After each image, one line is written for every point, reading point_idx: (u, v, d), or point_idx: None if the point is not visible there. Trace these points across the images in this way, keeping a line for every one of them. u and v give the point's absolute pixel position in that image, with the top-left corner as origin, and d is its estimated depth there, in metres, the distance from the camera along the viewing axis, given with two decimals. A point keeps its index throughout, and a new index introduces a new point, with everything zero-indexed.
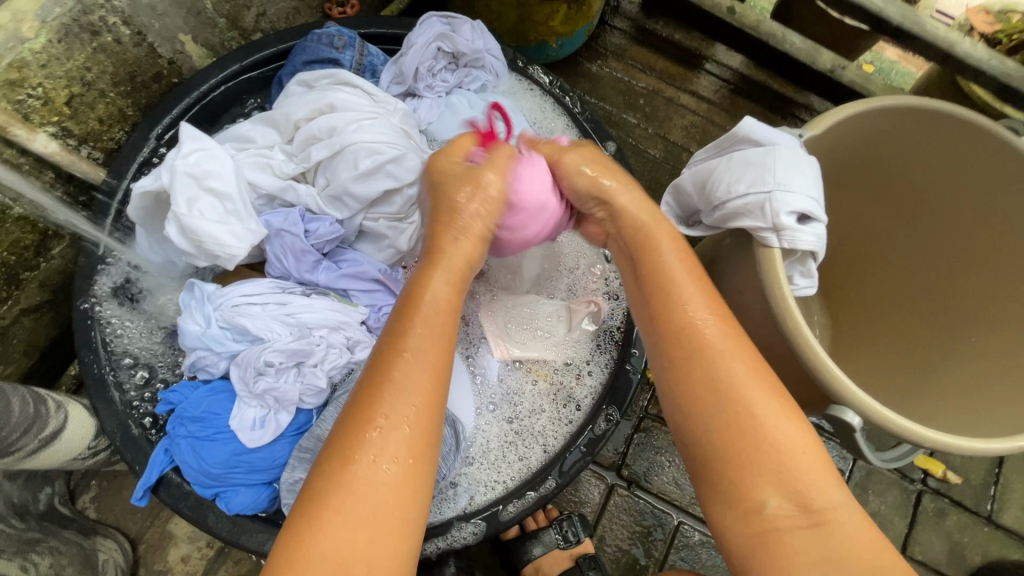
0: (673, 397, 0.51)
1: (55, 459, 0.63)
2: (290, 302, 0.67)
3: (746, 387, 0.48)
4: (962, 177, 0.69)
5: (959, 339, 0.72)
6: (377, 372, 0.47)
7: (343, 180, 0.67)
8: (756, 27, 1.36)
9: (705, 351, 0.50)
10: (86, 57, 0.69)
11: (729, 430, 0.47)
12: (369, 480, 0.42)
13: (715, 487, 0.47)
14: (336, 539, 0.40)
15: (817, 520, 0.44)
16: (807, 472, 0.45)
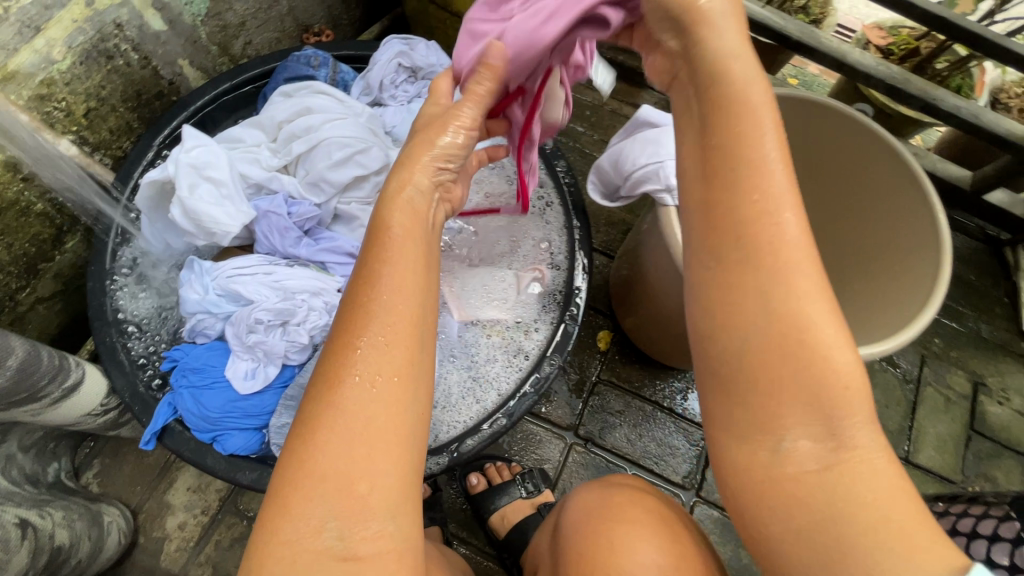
0: (702, 289, 0.44)
1: (74, 410, 0.73)
2: (276, 271, 0.79)
3: (793, 289, 0.41)
4: (842, 155, 0.86)
5: (847, 287, 0.90)
6: (357, 303, 0.44)
7: (320, 169, 0.81)
8: None
9: (758, 241, 0.42)
10: (102, 77, 0.83)
11: (765, 337, 0.41)
12: (371, 413, 0.41)
13: (736, 402, 0.43)
14: (329, 457, 0.40)
15: (835, 446, 0.41)
16: (842, 390, 0.41)
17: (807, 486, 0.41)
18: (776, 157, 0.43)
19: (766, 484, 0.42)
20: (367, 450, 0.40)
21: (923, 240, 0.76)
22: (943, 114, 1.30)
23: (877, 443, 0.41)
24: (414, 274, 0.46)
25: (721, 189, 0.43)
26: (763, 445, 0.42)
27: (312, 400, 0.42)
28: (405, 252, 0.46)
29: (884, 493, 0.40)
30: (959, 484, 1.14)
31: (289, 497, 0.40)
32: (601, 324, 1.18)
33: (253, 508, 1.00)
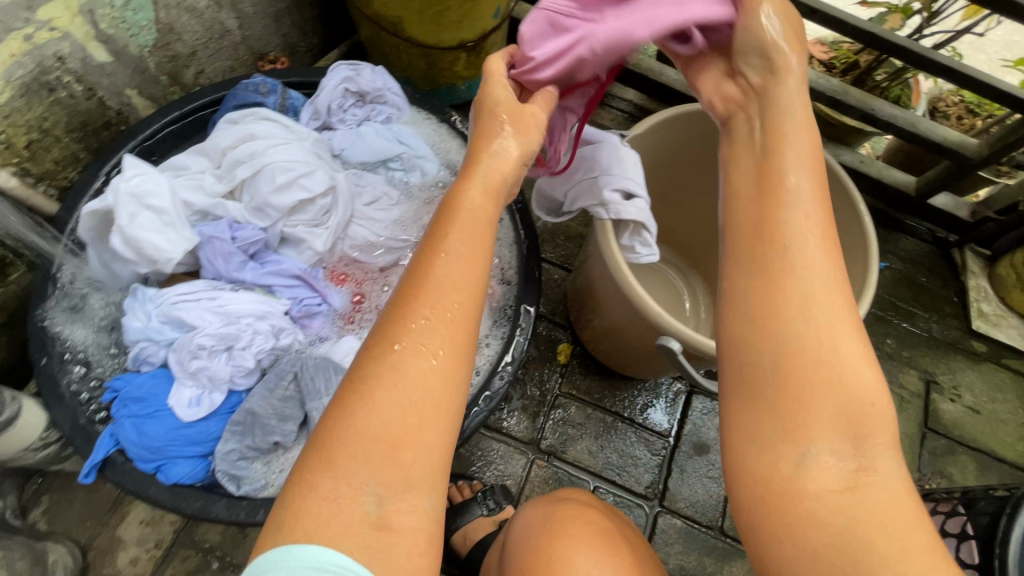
0: (739, 290, 0.45)
1: (8, 445, 0.72)
2: (220, 296, 0.79)
3: (830, 299, 0.42)
4: None
5: None
6: (424, 272, 0.47)
7: (264, 194, 0.82)
8: (636, 64, 1.60)
9: (802, 243, 0.43)
10: (44, 109, 0.83)
11: (803, 340, 0.41)
12: (423, 380, 0.44)
13: (766, 408, 0.41)
14: (383, 416, 0.42)
15: (860, 462, 0.40)
16: (875, 408, 0.41)
17: (829, 500, 0.39)
18: (807, 179, 0.46)
19: (784, 497, 0.40)
20: (423, 419, 0.43)
21: (855, 249, 0.81)
22: (882, 123, 1.36)
23: (897, 466, 0.41)
24: (475, 250, 0.50)
25: (766, 193, 0.46)
26: (784, 457, 0.40)
27: (371, 363, 0.45)
28: (467, 236, 0.50)
29: (907, 512, 0.39)
30: (917, 482, 1.17)
31: (332, 459, 0.42)
32: (560, 338, 1.19)
33: (210, 539, 0.97)
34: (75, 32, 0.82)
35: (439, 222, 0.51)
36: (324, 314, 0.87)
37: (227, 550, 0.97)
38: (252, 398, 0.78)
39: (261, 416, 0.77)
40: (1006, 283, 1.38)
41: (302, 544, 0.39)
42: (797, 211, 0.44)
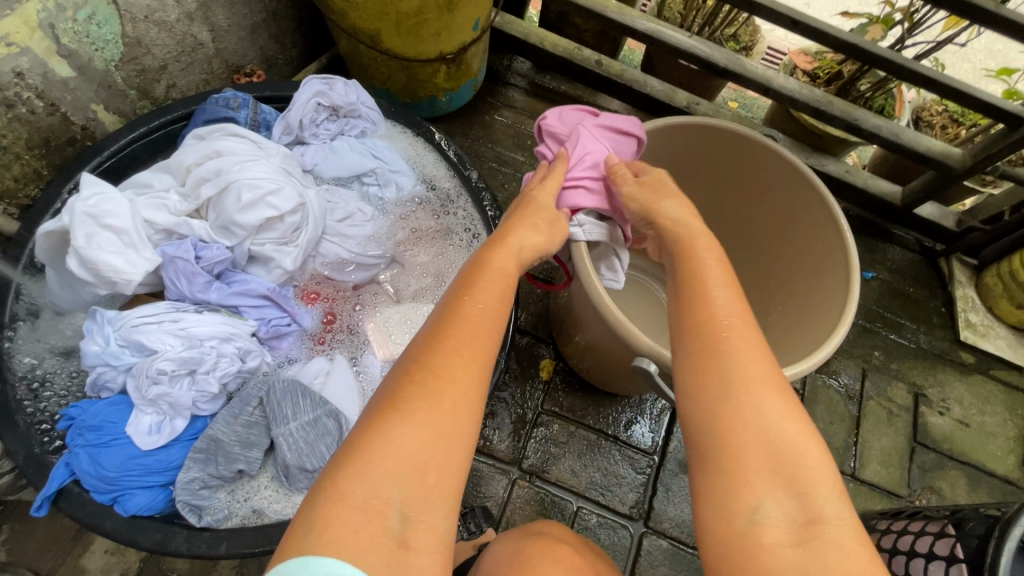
0: (686, 364, 0.54)
1: None
2: (183, 318, 0.76)
3: (764, 366, 0.51)
4: (754, 174, 0.90)
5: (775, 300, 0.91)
6: (449, 321, 0.55)
7: (229, 212, 0.79)
8: (620, 75, 1.60)
9: (740, 321, 0.54)
10: (2, 126, 0.81)
11: (743, 402, 0.49)
12: (455, 407, 0.49)
13: (716, 469, 0.48)
14: (408, 439, 0.46)
15: (807, 514, 0.44)
16: (813, 461, 0.47)
17: (784, 553, 0.43)
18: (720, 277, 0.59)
19: (742, 551, 0.44)
20: (445, 447, 0.47)
21: (834, 265, 0.79)
22: (866, 133, 1.35)
23: (848, 517, 0.44)
24: (494, 305, 0.58)
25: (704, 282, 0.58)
26: (738, 511, 0.45)
27: (410, 386, 0.49)
28: (492, 290, 0.59)
29: (860, 561, 0.42)
30: (906, 498, 1.15)
31: (365, 471, 0.45)
32: (543, 353, 1.17)
33: (177, 569, 0.94)
34: (35, 46, 0.80)
35: (471, 276, 0.61)
36: (294, 334, 0.85)
37: None
38: (215, 424, 0.75)
39: (224, 444, 0.74)
40: (993, 293, 1.37)
41: (328, 553, 0.41)
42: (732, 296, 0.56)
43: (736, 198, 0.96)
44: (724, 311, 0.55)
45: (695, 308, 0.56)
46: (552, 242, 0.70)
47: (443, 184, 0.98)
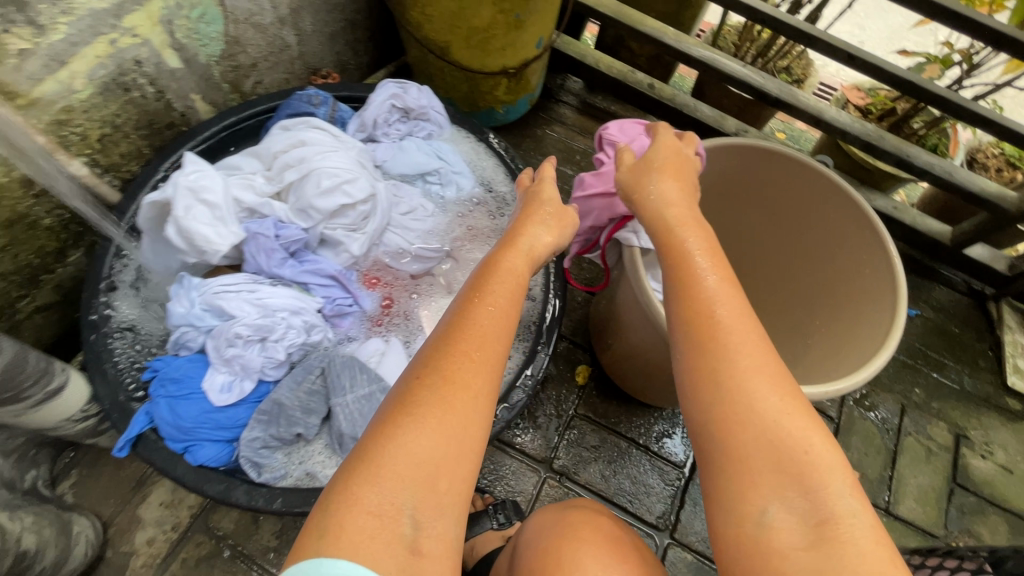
0: (686, 370, 0.55)
1: (54, 413, 0.76)
2: (259, 289, 0.83)
3: (761, 363, 0.52)
4: (802, 196, 0.93)
5: (821, 320, 0.93)
6: (461, 324, 0.57)
7: (309, 197, 0.86)
8: (671, 99, 1.65)
9: (728, 315, 0.55)
10: (118, 107, 0.90)
11: (741, 401, 0.50)
12: (467, 409, 0.51)
13: (724, 471, 0.49)
14: (420, 444, 0.47)
15: (818, 514, 0.45)
16: (822, 456, 0.47)
17: (797, 557, 0.44)
18: (714, 272, 0.59)
19: (756, 557, 0.45)
20: (452, 452, 0.48)
21: (882, 288, 0.80)
22: (918, 170, 1.35)
23: (861, 513, 0.45)
24: (502, 309, 0.60)
25: (697, 281, 0.59)
26: (747, 517, 0.47)
27: (424, 391, 0.50)
28: (502, 296, 0.61)
29: (875, 557, 0.42)
30: (942, 539, 1.12)
31: (376, 478, 0.45)
32: (579, 359, 1.20)
33: (224, 527, 1.01)
34: (155, 41, 0.90)
35: (481, 278, 0.64)
36: (354, 314, 0.90)
37: (240, 540, 1.00)
38: (280, 390, 0.81)
39: (286, 408, 0.80)
40: None
41: (342, 554, 0.42)
42: (718, 288, 0.58)
43: (785, 219, 0.98)
44: (712, 309, 0.56)
45: (686, 308, 0.58)
46: (562, 233, 0.77)
47: (500, 188, 1.04)
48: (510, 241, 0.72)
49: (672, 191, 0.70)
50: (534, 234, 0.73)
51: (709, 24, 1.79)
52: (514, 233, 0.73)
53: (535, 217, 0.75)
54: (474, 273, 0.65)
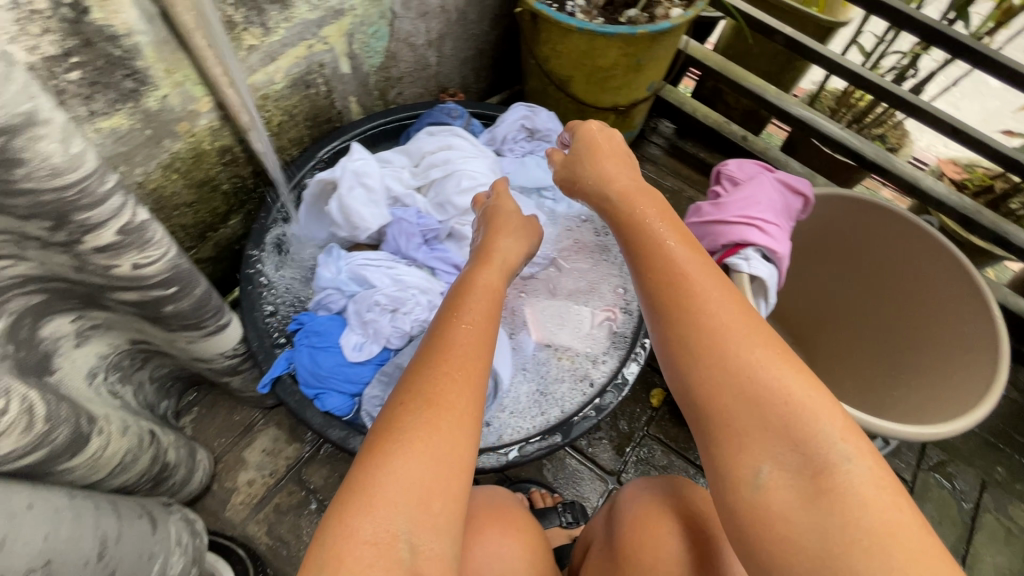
0: (671, 348, 0.59)
1: (215, 346, 0.88)
2: (397, 267, 0.95)
3: (736, 325, 0.56)
4: (898, 253, 1.03)
5: (913, 371, 1.01)
6: (442, 340, 0.60)
7: (449, 194, 0.99)
8: (764, 152, 1.72)
9: (690, 291, 0.60)
10: (297, 100, 1.06)
11: (722, 375, 0.54)
12: (454, 422, 0.52)
13: (714, 444, 0.53)
14: (410, 467, 0.49)
15: (812, 467, 0.49)
16: (806, 408, 0.51)
17: (794, 512, 0.48)
18: (676, 245, 0.66)
19: (758, 520, 0.49)
20: (442, 470, 0.50)
21: (984, 343, 0.89)
22: (1016, 249, 1.36)
23: (857, 456, 0.48)
24: (481, 320, 0.64)
25: (663, 268, 0.64)
26: (743, 482, 0.51)
27: (409, 417, 0.52)
28: (484, 309, 0.66)
29: (870, 497, 0.46)
30: None
31: (370, 505, 0.47)
32: (656, 382, 1.25)
33: (314, 481, 1.10)
34: (339, 48, 1.06)
35: (457, 298, 0.68)
36: None
37: (327, 495, 1.09)
38: (403, 356, 0.91)
39: None
40: None
41: None
42: (676, 267, 0.63)
43: (877, 273, 1.08)
44: (677, 286, 0.61)
45: (655, 291, 0.62)
46: (525, 238, 0.86)
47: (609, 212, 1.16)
48: (486, 256, 0.79)
49: (614, 179, 0.81)
50: (506, 242, 0.82)
51: (803, 87, 1.87)
52: (490, 244, 0.81)
53: (506, 231, 0.83)
54: (451, 293, 0.69)
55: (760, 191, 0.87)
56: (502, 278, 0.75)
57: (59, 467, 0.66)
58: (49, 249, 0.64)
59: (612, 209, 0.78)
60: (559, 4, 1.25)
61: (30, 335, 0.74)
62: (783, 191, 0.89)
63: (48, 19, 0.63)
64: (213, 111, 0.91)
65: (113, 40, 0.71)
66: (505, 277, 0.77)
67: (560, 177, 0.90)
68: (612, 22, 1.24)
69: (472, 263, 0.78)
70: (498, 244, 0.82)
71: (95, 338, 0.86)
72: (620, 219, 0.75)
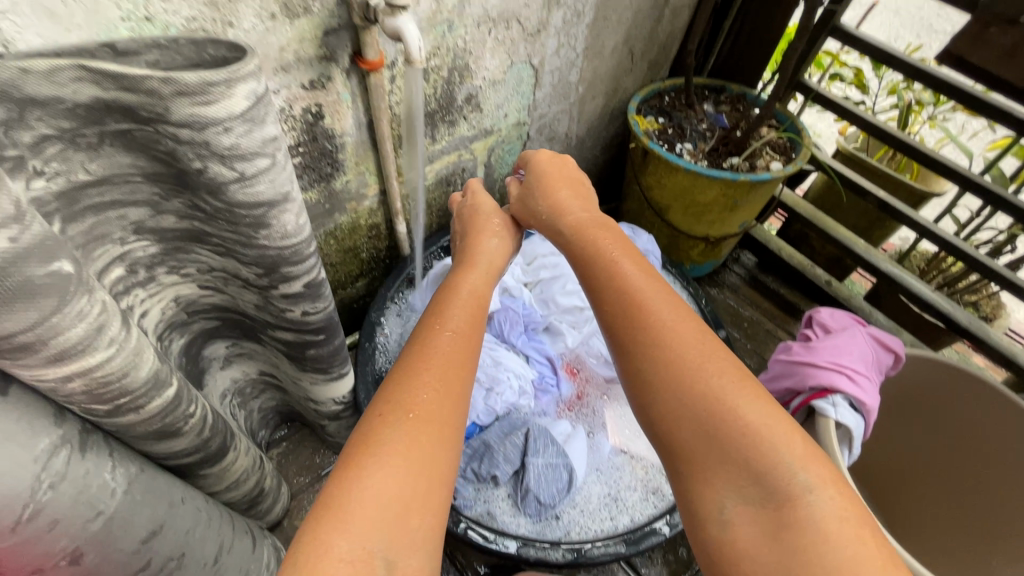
0: (633, 390, 0.63)
1: (330, 391, 1.00)
2: (497, 349, 1.04)
3: (691, 359, 0.61)
4: (986, 422, 1.05)
5: (1007, 547, 0.99)
6: (420, 352, 0.67)
7: (554, 293, 1.13)
8: (848, 299, 1.75)
9: (650, 321, 0.66)
10: (438, 194, 1.25)
11: (683, 408, 0.59)
12: (434, 435, 0.57)
13: (680, 478, 0.58)
14: (388, 476, 0.52)
15: (774, 499, 0.52)
16: (762, 437, 0.55)
17: (760, 545, 0.51)
18: (633, 273, 0.72)
19: (726, 554, 0.53)
20: (415, 482, 0.53)
21: None
22: None
23: (815, 485, 0.52)
24: (462, 330, 0.71)
25: (627, 298, 0.70)
26: (710, 518, 0.55)
27: (390, 428, 0.56)
28: (464, 320, 0.73)
29: (832, 530, 0.49)
30: None
31: (345, 522, 0.49)
32: None
33: None
34: (481, 158, 1.27)
35: (442, 308, 0.74)
36: (553, 394, 1.07)
37: None
38: (489, 433, 0.97)
39: (492, 450, 0.95)
40: None
41: None
42: (635, 295, 0.69)
43: (960, 436, 1.09)
44: (638, 315, 0.67)
45: (619, 320, 0.68)
46: (506, 239, 0.98)
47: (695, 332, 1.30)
48: (472, 261, 0.89)
49: (572, 211, 0.90)
50: (487, 246, 0.92)
51: (891, 243, 1.92)
52: (474, 249, 0.92)
53: (488, 235, 0.95)
54: (438, 302, 0.76)
55: (848, 341, 0.91)
56: (485, 281, 0.84)
57: (200, 471, 0.76)
58: (249, 288, 0.80)
59: (570, 236, 0.86)
60: (669, 144, 1.43)
61: (195, 351, 0.90)
62: (872, 344, 0.92)
63: (296, 120, 0.85)
64: (376, 196, 1.10)
65: (330, 138, 0.92)
66: (488, 283, 0.85)
67: (524, 193, 0.99)
68: (715, 166, 1.40)
69: (456, 269, 0.86)
70: (482, 246, 0.92)
71: (236, 364, 1.01)
72: (579, 243, 0.83)
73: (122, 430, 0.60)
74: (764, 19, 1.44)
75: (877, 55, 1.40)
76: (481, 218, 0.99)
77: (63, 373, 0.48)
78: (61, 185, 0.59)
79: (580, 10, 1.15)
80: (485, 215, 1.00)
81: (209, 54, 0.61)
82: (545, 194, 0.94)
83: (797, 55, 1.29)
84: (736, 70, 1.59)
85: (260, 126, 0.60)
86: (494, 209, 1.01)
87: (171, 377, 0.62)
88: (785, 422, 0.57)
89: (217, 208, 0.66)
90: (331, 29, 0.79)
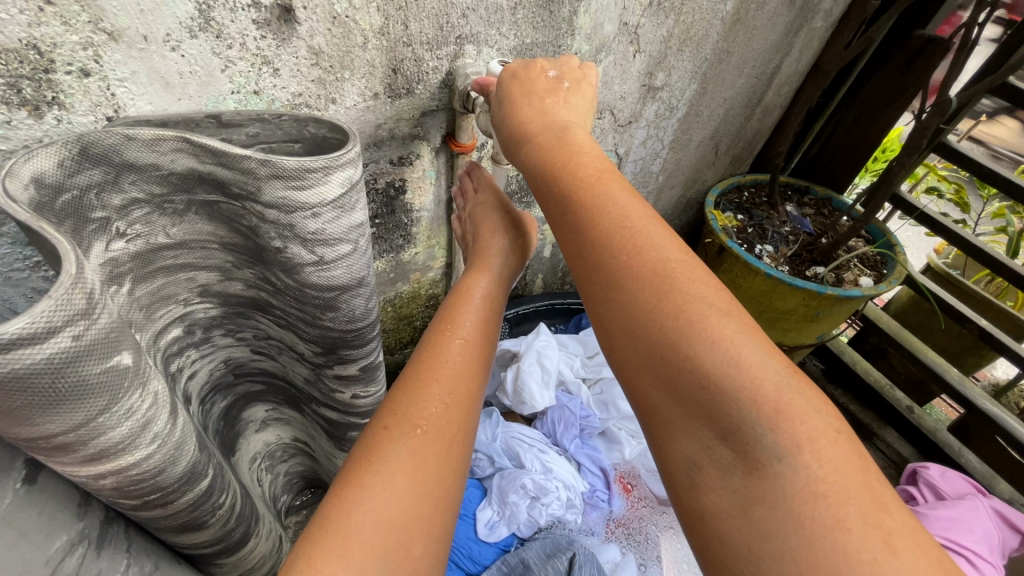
0: (609, 346, 0.51)
1: None
2: (547, 452, 0.98)
3: (667, 310, 0.47)
4: None
5: None
6: (427, 356, 0.58)
7: (615, 396, 1.07)
8: (932, 431, 1.56)
9: (604, 255, 0.51)
10: None
11: (650, 368, 0.47)
12: (445, 454, 0.49)
13: (653, 437, 0.49)
14: (370, 498, 0.43)
15: (742, 464, 0.42)
16: (726, 392, 0.43)
17: (729, 518, 0.42)
18: (614, 203, 0.54)
19: (696, 520, 0.45)
20: (413, 499, 0.44)
21: None
22: None
23: (789, 453, 0.40)
24: (470, 327, 0.63)
25: (581, 224, 0.54)
26: (678, 478, 0.46)
27: (395, 445, 0.47)
28: (474, 321, 0.64)
29: (807, 508, 0.39)
30: None
31: (343, 548, 0.40)
32: None
33: None
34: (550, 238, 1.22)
35: (451, 308, 0.66)
36: (602, 510, 0.98)
37: None
38: (529, 551, 0.85)
39: (531, 573, 0.82)
40: None
41: None
42: (592, 209, 0.54)
43: None
44: (595, 243, 0.52)
45: (575, 251, 0.54)
46: (523, 237, 0.79)
47: None
48: (478, 259, 0.75)
49: (534, 101, 0.64)
50: (496, 239, 0.76)
51: (983, 373, 1.74)
52: (484, 244, 0.76)
53: (494, 230, 0.77)
54: (447, 303, 0.67)
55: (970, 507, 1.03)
56: (498, 286, 0.72)
57: (216, 560, 0.68)
58: (301, 361, 0.78)
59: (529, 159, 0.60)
60: (749, 245, 1.35)
61: (235, 414, 0.81)
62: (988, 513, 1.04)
63: (378, 192, 0.83)
64: (441, 267, 1.07)
65: (408, 212, 0.91)
66: (503, 283, 0.74)
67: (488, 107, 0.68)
68: (797, 275, 1.32)
69: (468, 269, 0.74)
70: (491, 241, 0.76)
71: (272, 428, 0.91)
72: (534, 161, 0.59)
73: (145, 521, 0.54)
74: (859, 125, 1.38)
75: (982, 175, 1.31)
76: (484, 215, 0.79)
77: (96, 470, 0.43)
78: (140, 247, 0.55)
79: (674, 105, 1.13)
80: (485, 212, 0.79)
81: (309, 131, 0.58)
82: (507, 110, 0.64)
83: (897, 172, 1.20)
84: (823, 173, 1.52)
85: (348, 213, 0.58)
86: (501, 208, 0.79)
87: (208, 468, 0.56)
88: (773, 374, 0.43)
89: (288, 285, 0.63)
90: (429, 110, 0.79)
